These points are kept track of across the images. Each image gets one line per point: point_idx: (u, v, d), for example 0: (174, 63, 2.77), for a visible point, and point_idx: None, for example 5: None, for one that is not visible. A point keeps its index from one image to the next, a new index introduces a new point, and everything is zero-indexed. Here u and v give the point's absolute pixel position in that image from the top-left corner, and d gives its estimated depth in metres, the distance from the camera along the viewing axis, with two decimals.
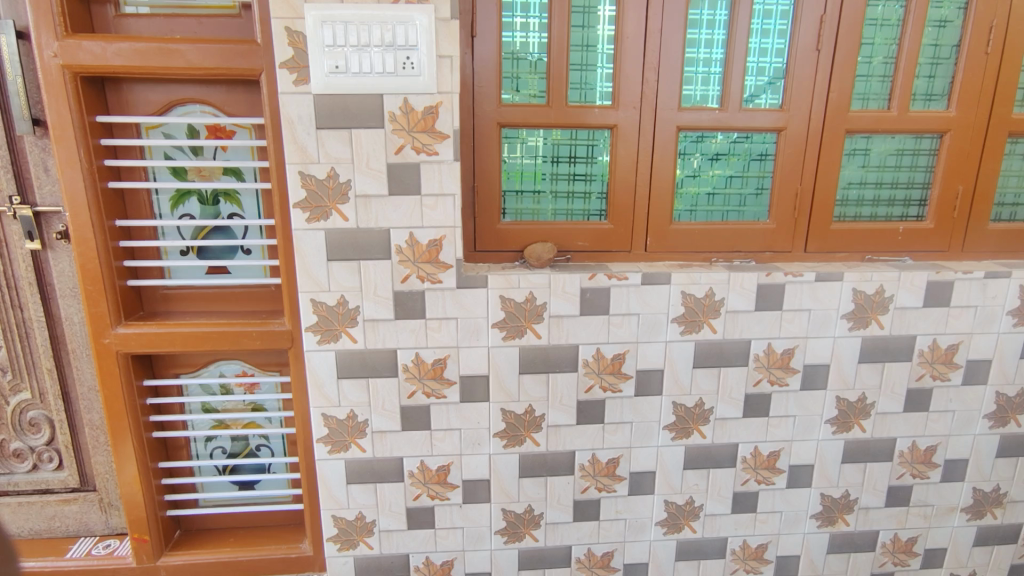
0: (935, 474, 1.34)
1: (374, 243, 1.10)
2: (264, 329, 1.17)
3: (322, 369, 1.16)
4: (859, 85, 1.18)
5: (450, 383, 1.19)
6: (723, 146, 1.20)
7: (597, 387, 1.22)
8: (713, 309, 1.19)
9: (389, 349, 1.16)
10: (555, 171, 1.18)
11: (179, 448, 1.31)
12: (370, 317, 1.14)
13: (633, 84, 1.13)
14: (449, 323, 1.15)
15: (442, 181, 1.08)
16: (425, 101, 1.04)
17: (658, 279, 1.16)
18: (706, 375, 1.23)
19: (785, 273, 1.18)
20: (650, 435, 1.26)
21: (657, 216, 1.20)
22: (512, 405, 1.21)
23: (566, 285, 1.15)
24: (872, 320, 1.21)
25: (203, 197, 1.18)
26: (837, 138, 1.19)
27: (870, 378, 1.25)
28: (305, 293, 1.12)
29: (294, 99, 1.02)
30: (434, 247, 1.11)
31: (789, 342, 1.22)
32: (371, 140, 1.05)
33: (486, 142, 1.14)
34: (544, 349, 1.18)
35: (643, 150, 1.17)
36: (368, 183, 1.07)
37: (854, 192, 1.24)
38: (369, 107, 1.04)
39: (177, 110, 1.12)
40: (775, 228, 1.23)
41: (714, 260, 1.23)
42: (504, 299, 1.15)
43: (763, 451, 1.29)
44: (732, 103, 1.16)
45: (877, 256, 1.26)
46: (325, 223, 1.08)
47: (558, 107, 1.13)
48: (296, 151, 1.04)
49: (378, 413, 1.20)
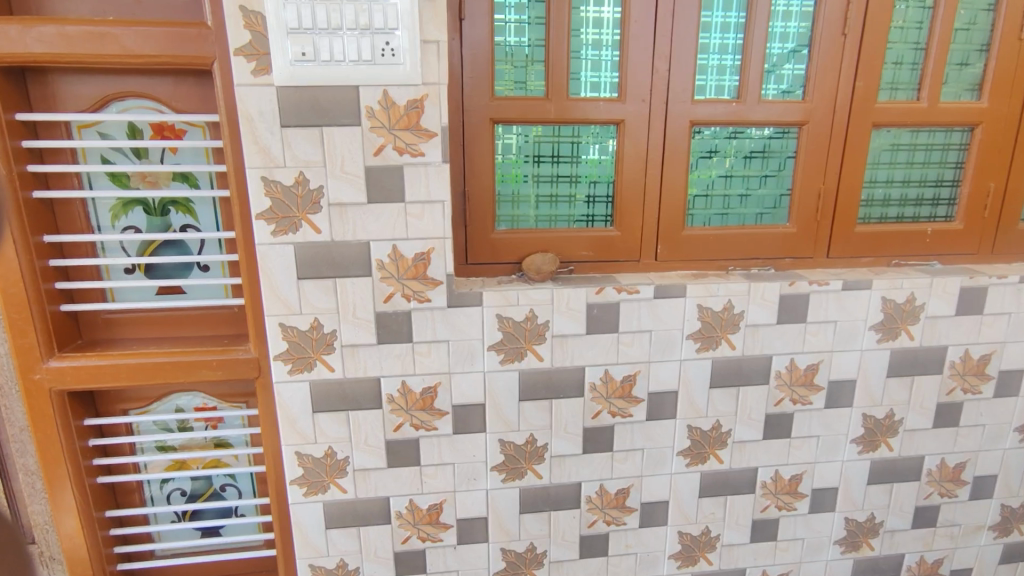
0: (963, 492, 1.25)
1: (352, 258, 0.96)
2: (227, 357, 1.02)
3: (294, 402, 1.02)
4: (887, 74, 1.07)
5: (441, 414, 1.05)
6: (738, 141, 1.08)
7: (605, 412, 1.09)
8: (731, 323, 1.07)
9: (372, 377, 1.02)
10: (553, 172, 1.06)
11: (130, 493, 1.15)
12: (349, 342, 1.00)
13: (642, 74, 1.01)
14: (439, 346, 1.02)
15: (429, 186, 0.94)
16: (409, 93, 0.90)
17: (672, 292, 1.04)
18: (724, 396, 1.12)
19: (810, 282, 1.07)
20: (663, 463, 1.14)
21: (668, 221, 1.08)
22: (511, 435, 1.08)
23: (571, 300, 1.02)
24: (902, 331, 1.11)
25: (150, 207, 1.02)
26: (863, 132, 1.08)
27: (899, 393, 1.16)
28: (272, 316, 0.97)
29: (253, 92, 0.87)
30: (421, 261, 0.97)
31: (813, 357, 1.11)
32: (344, 139, 0.91)
33: (479, 140, 1.00)
34: (546, 373, 1.05)
35: (654, 148, 1.05)
36: (344, 190, 0.93)
37: (880, 190, 1.14)
38: (344, 100, 0.89)
39: (115, 106, 0.97)
40: (796, 232, 1.11)
41: (731, 268, 1.11)
42: (501, 319, 1.01)
43: (785, 475, 1.18)
44: (750, 95, 1.04)
45: (905, 261, 1.16)
46: (294, 236, 0.94)
47: (558, 100, 1.01)
48: (257, 153, 0.89)
49: (360, 450, 1.06)
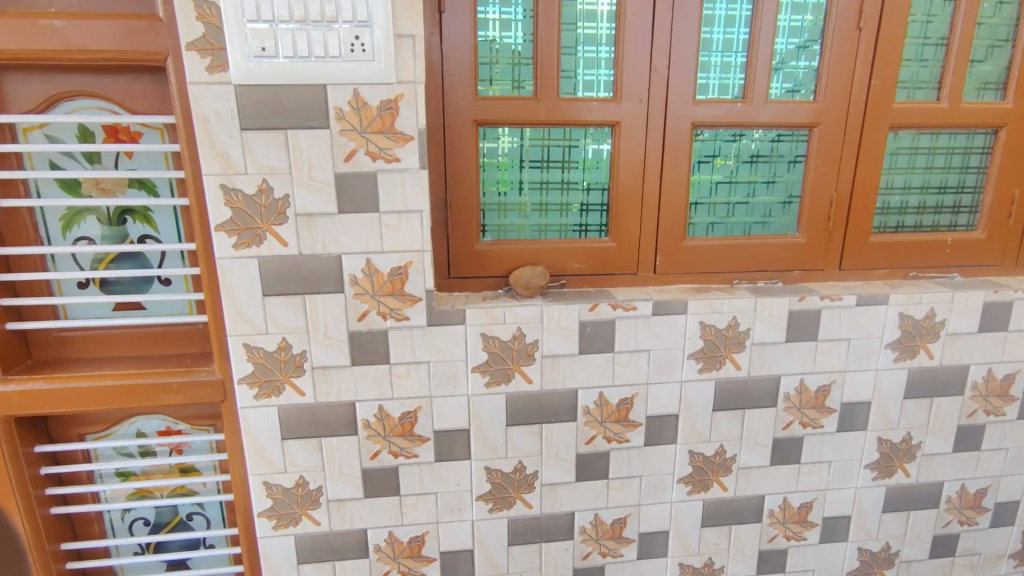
0: (984, 519, 1.17)
1: (323, 273, 0.88)
2: (189, 380, 0.95)
3: (261, 429, 0.93)
4: (905, 72, 0.99)
5: (422, 440, 0.97)
6: (743, 145, 1.00)
7: (600, 437, 1.01)
8: (737, 341, 0.99)
9: (347, 402, 0.94)
10: (543, 179, 0.98)
11: (89, 523, 1.07)
12: (321, 364, 0.92)
13: (638, 71, 0.93)
14: (419, 368, 0.94)
15: (405, 195, 0.86)
16: (382, 93, 0.82)
17: (672, 308, 0.96)
18: (729, 420, 1.03)
19: (821, 297, 0.99)
20: (662, 491, 1.06)
21: (668, 231, 1.00)
22: (498, 462, 1.00)
23: (562, 318, 0.94)
24: (921, 349, 1.03)
25: (104, 216, 0.95)
26: (879, 134, 0.99)
27: (916, 416, 1.07)
28: (236, 336, 0.89)
29: (208, 91, 0.79)
30: (398, 276, 0.89)
31: (825, 378, 1.03)
32: (312, 143, 0.83)
33: (462, 144, 0.92)
34: (535, 396, 0.97)
35: (652, 152, 0.96)
36: (312, 199, 0.85)
37: (897, 197, 1.05)
38: (310, 101, 0.81)
39: (64, 106, 0.89)
40: (806, 242, 1.03)
41: (735, 281, 1.03)
42: (486, 338, 0.93)
43: (794, 503, 1.10)
44: (756, 95, 0.96)
45: (923, 273, 1.07)
46: (258, 249, 0.86)
47: (548, 101, 0.92)
48: (215, 158, 0.81)
49: (334, 480, 0.97)
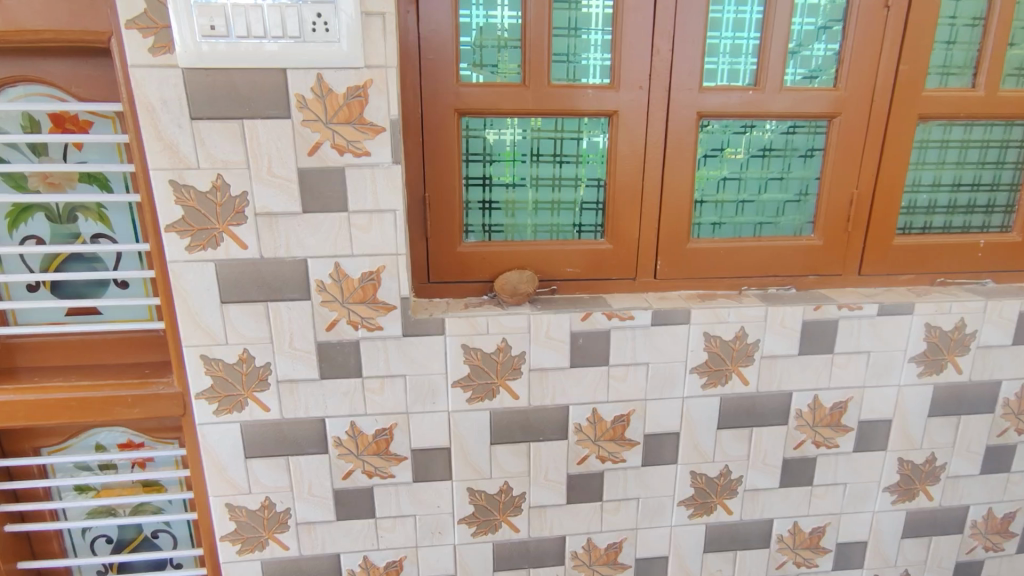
0: (1011, 545, 1.08)
1: (286, 279, 0.80)
2: (145, 393, 0.87)
3: (222, 447, 0.86)
4: (937, 56, 0.89)
5: (399, 460, 0.89)
6: (755, 137, 0.90)
7: (593, 457, 0.93)
8: (744, 354, 0.90)
9: (316, 418, 0.86)
10: (533, 174, 0.89)
11: (47, 541, 1.00)
12: (286, 377, 0.84)
13: (638, 55, 0.83)
14: (395, 381, 0.86)
15: (377, 193, 0.78)
16: (349, 79, 0.73)
17: (673, 318, 0.88)
18: (734, 439, 0.95)
19: (839, 306, 0.89)
20: (661, 514, 0.98)
21: (670, 232, 0.91)
22: (482, 483, 0.92)
23: (552, 328, 0.85)
24: (948, 363, 0.94)
25: (54, 213, 0.87)
26: (906, 126, 0.90)
27: (941, 435, 0.98)
28: (192, 347, 0.81)
29: (153, 76, 0.71)
30: (369, 282, 0.81)
31: (841, 394, 0.94)
32: (271, 135, 0.74)
33: (442, 135, 0.83)
34: (523, 412, 0.89)
35: (653, 145, 0.87)
36: (273, 197, 0.76)
37: (925, 196, 0.95)
38: (268, 87, 0.73)
39: (5, 93, 0.81)
40: (822, 245, 0.94)
41: (744, 288, 0.94)
42: (468, 350, 0.85)
43: (805, 528, 1.01)
44: (770, 82, 0.86)
45: (951, 279, 0.98)
46: (215, 252, 0.78)
47: (537, 88, 0.83)
48: (163, 151, 0.73)
49: (303, 501, 0.90)
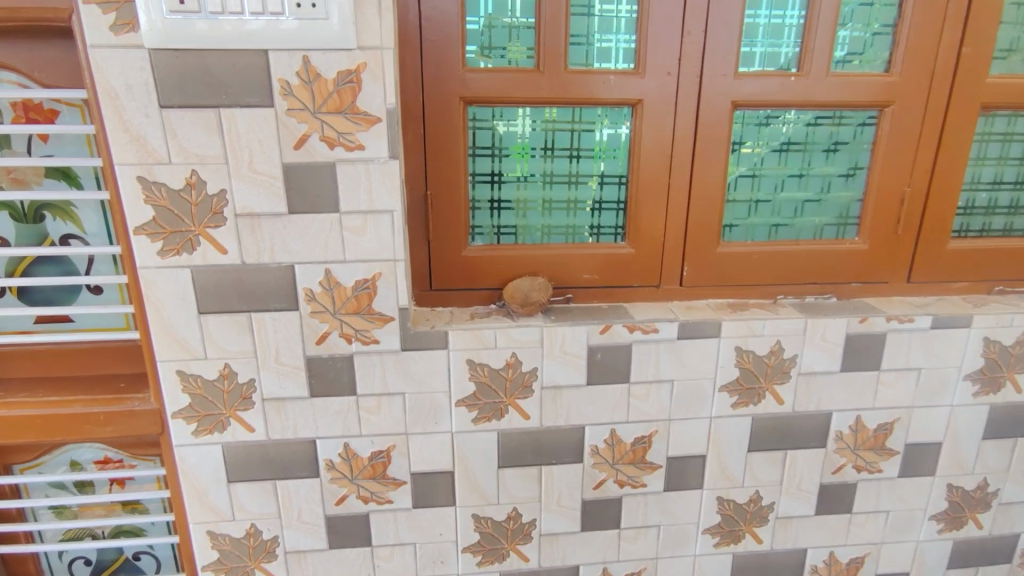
0: None
1: (271, 287, 0.72)
2: (119, 411, 0.80)
3: (202, 470, 0.78)
4: (1005, 37, 0.78)
5: (397, 484, 0.81)
6: (795, 129, 0.81)
7: (611, 481, 0.85)
8: (780, 371, 0.81)
9: (306, 439, 0.78)
10: (547, 170, 0.80)
11: (22, 563, 0.93)
12: (272, 395, 0.76)
13: (667, 36, 0.74)
14: (393, 400, 0.77)
15: (372, 192, 0.69)
16: (340, 62, 0.64)
17: (701, 330, 0.79)
18: (767, 462, 0.86)
19: (887, 318, 0.80)
20: (684, 543, 0.89)
21: (699, 235, 0.82)
22: (488, 509, 0.84)
23: (567, 343, 0.77)
24: (1006, 382, 0.85)
25: (19, 211, 0.79)
26: (966, 117, 0.80)
27: (995, 460, 0.89)
28: (167, 362, 0.73)
29: (116, 57, 0.62)
30: (364, 291, 0.72)
31: (887, 415, 0.85)
32: (252, 126, 0.66)
33: (446, 127, 0.74)
34: (534, 434, 0.81)
35: (682, 138, 0.78)
36: (256, 196, 0.68)
37: (985, 195, 0.85)
38: (248, 71, 0.64)
39: None
40: (868, 249, 0.84)
41: (779, 296, 0.85)
42: (474, 366, 0.76)
43: (841, 558, 0.92)
44: (816, 67, 0.76)
45: (1010, 287, 0.88)
46: (191, 258, 0.69)
47: (553, 73, 0.74)
48: (130, 144, 0.65)
49: (293, 528, 0.82)
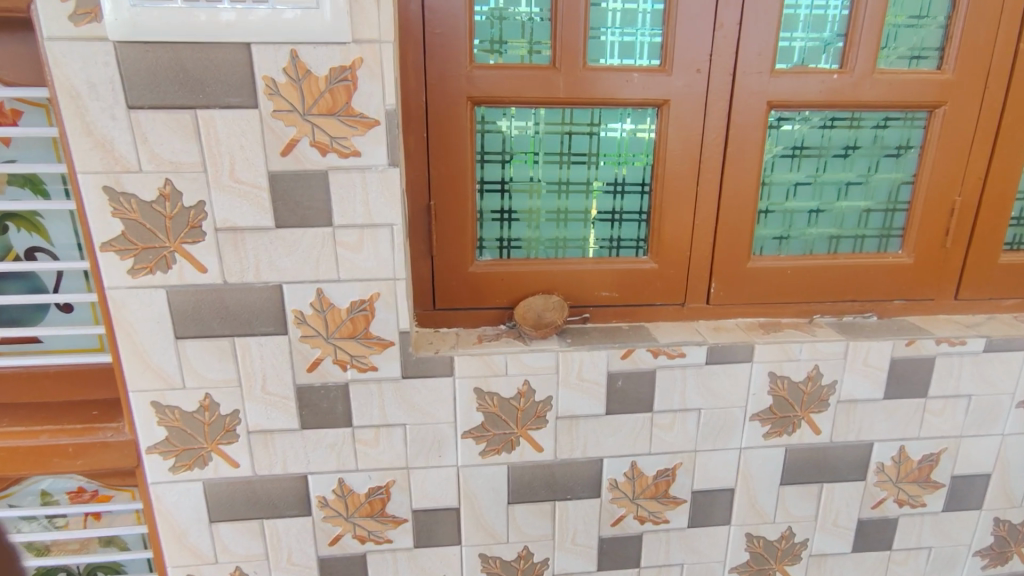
0: None
1: (257, 309, 0.64)
2: (89, 442, 0.73)
3: (181, 509, 0.70)
4: None
5: (398, 522, 0.74)
6: (835, 132, 0.74)
7: (630, 517, 0.77)
8: (818, 399, 0.74)
9: (296, 475, 0.71)
10: (563, 177, 0.73)
11: None
12: (259, 427, 0.68)
13: (697, 29, 0.66)
14: (392, 431, 0.70)
15: (369, 203, 0.62)
16: (333, 57, 0.57)
17: (733, 355, 0.71)
18: (800, 497, 0.79)
19: (937, 341, 0.73)
20: None
21: (729, 249, 0.75)
22: (496, 548, 0.77)
23: (585, 368, 0.69)
24: None
25: None
26: None
27: None
28: (140, 392, 0.66)
29: (77, 51, 0.54)
30: (361, 313, 0.65)
31: (933, 445, 0.77)
32: (233, 130, 0.58)
33: (452, 130, 0.67)
34: (548, 467, 0.73)
35: (712, 142, 0.70)
36: (239, 208, 0.61)
37: None
38: (229, 67, 0.56)
39: None
40: (913, 264, 0.77)
41: (815, 314, 0.78)
42: (482, 395, 0.69)
43: None
44: (861, 64, 0.69)
45: None
46: (166, 277, 0.62)
47: (572, 70, 0.66)
48: (96, 149, 0.57)
49: (282, 570, 0.75)
